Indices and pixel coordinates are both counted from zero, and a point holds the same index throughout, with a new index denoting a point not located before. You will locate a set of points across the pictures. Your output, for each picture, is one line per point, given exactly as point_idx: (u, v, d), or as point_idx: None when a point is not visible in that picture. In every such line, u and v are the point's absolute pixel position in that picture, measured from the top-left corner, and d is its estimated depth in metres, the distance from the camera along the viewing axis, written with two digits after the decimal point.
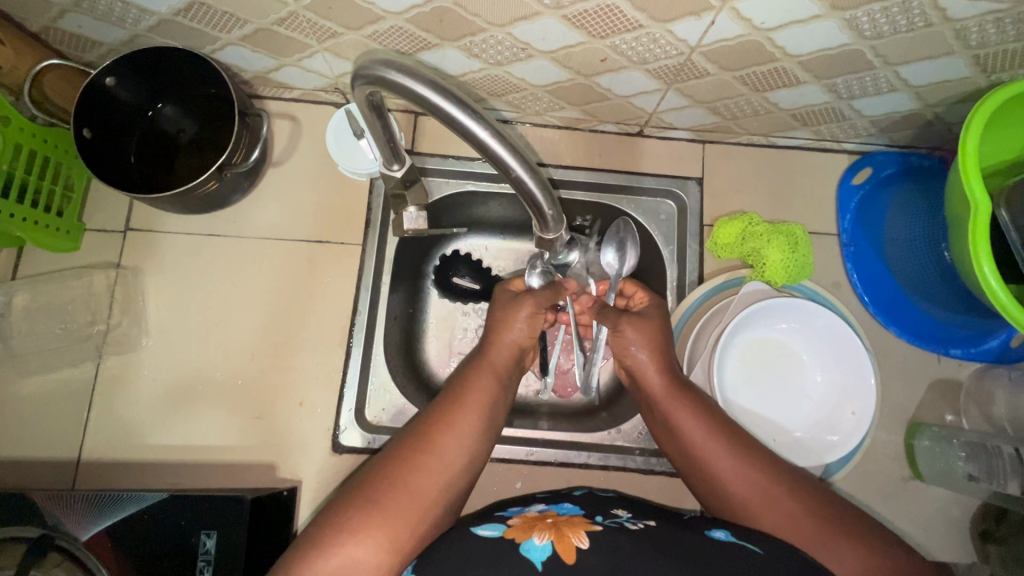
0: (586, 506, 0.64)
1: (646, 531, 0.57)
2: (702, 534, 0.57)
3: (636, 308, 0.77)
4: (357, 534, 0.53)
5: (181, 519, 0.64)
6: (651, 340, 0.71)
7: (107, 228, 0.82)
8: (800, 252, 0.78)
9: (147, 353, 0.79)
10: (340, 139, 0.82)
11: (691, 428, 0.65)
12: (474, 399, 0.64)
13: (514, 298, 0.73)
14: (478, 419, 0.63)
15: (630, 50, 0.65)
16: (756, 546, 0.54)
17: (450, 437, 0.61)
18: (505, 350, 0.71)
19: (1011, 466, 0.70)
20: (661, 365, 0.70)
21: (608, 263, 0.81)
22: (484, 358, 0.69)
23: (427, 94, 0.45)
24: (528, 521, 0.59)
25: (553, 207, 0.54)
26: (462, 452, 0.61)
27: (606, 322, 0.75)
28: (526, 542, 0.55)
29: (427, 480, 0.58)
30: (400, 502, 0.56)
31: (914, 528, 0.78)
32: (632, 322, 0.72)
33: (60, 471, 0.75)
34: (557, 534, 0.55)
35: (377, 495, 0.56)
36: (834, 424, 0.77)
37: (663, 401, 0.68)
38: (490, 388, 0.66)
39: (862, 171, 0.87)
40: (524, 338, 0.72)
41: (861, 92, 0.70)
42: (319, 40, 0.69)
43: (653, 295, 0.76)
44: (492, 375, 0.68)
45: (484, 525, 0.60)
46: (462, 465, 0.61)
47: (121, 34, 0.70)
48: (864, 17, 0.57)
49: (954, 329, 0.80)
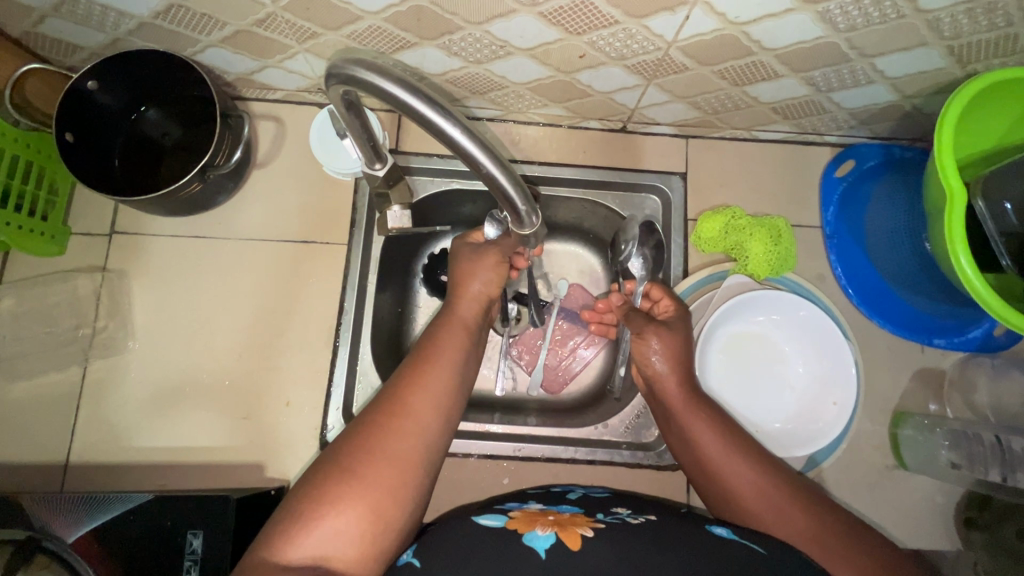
0: (585, 505, 0.65)
1: (650, 525, 0.58)
2: (703, 530, 0.57)
3: (659, 315, 0.77)
4: (339, 505, 0.53)
5: (166, 520, 0.64)
6: (672, 350, 0.72)
7: (92, 231, 0.82)
8: (783, 244, 0.79)
9: (134, 356, 0.79)
10: (324, 139, 0.82)
11: (704, 434, 0.66)
12: (443, 357, 0.65)
13: (477, 249, 0.74)
14: (448, 377, 0.64)
15: (608, 46, 0.65)
16: (758, 546, 0.54)
17: (422, 397, 0.61)
18: (472, 303, 0.72)
19: (991, 454, 0.73)
20: (674, 371, 0.71)
21: (633, 265, 0.83)
22: (453, 315, 0.71)
23: (396, 91, 0.45)
24: (529, 515, 0.60)
25: (526, 203, 0.54)
26: (436, 410, 0.61)
27: (632, 326, 0.75)
28: (530, 533, 0.55)
29: (402, 442, 0.58)
30: (377, 469, 0.56)
31: (898, 517, 0.79)
32: (658, 331, 0.73)
33: (49, 475, 0.75)
34: (559, 529, 0.56)
35: (353, 463, 0.55)
36: (815, 416, 0.78)
37: (683, 410, 0.69)
38: (461, 343, 0.68)
39: (845, 163, 0.87)
40: (491, 289, 0.73)
41: (839, 84, 0.71)
42: (299, 40, 0.69)
43: (680, 306, 0.76)
44: (463, 330, 0.69)
45: (487, 516, 0.61)
46: (437, 424, 0.61)
47: (102, 37, 0.70)
48: (837, 10, 0.57)
49: (937, 318, 0.80)
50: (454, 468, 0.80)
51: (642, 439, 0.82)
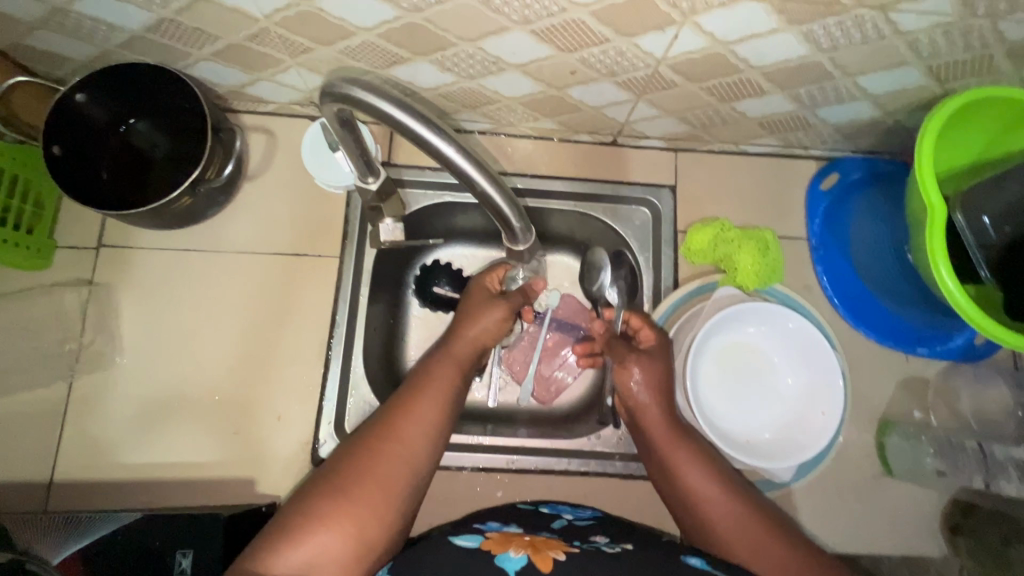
0: (563, 533, 0.65)
1: (626, 552, 0.58)
2: (678, 560, 0.57)
3: (642, 343, 0.76)
4: (330, 521, 0.55)
5: (155, 538, 0.63)
6: (654, 377, 0.72)
7: (80, 245, 0.81)
8: (771, 255, 0.80)
9: (122, 370, 0.78)
10: (316, 153, 0.83)
11: (685, 464, 0.67)
12: (438, 386, 0.66)
13: (477, 300, 0.74)
14: (440, 406, 0.65)
15: (599, 63, 0.66)
16: (726, 572, 0.56)
17: (412, 424, 0.62)
18: (467, 343, 0.71)
19: (974, 460, 0.75)
20: (655, 399, 0.71)
21: (610, 295, 0.86)
22: (446, 350, 0.70)
23: (391, 110, 0.45)
24: (505, 535, 0.60)
25: (520, 219, 0.55)
26: (426, 437, 0.62)
27: (613, 356, 0.75)
28: (501, 554, 0.56)
29: (391, 466, 0.59)
30: (367, 490, 0.57)
31: (885, 524, 0.80)
32: (639, 360, 0.73)
33: (32, 494, 0.74)
34: (533, 552, 0.56)
35: (346, 484, 0.57)
36: (804, 425, 0.79)
37: (663, 440, 0.69)
38: (453, 377, 0.68)
39: (830, 176, 0.88)
40: (489, 337, 0.72)
41: (823, 100, 0.73)
42: (292, 55, 0.69)
43: (659, 333, 0.76)
44: (456, 367, 0.69)
45: (463, 535, 0.61)
46: (427, 450, 0.62)
47: (91, 50, 0.70)
48: (821, 31, 0.59)
49: (919, 327, 0.82)
50: (448, 481, 0.79)
51: (634, 449, 0.82)
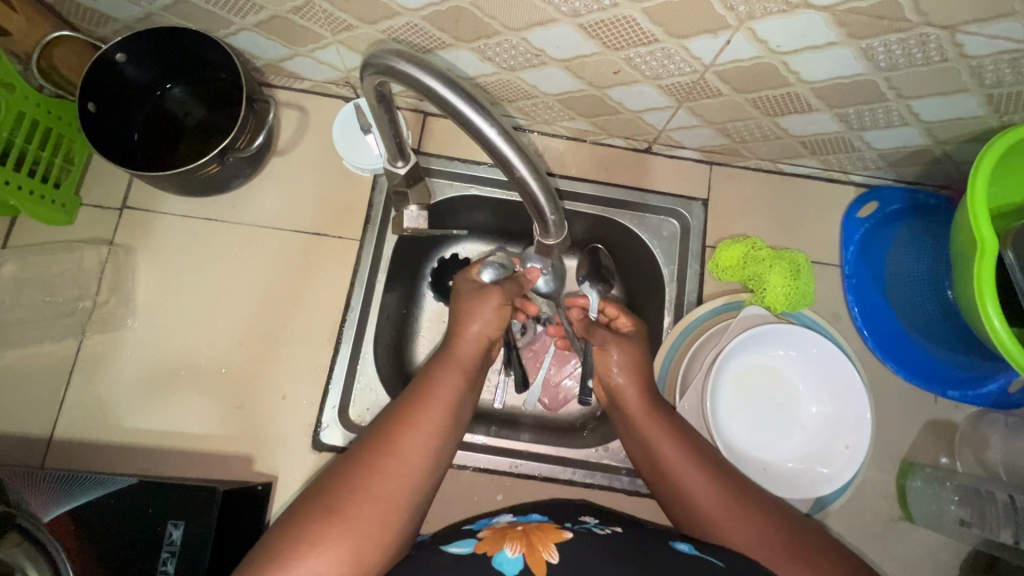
0: (554, 516, 0.64)
1: (615, 538, 0.57)
2: (666, 545, 0.56)
3: (618, 329, 0.74)
4: (319, 546, 0.51)
5: (148, 506, 0.62)
6: (634, 362, 0.70)
7: (104, 204, 0.80)
8: (802, 279, 0.77)
9: (132, 333, 0.77)
10: (346, 131, 0.82)
11: (665, 447, 0.64)
12: (440, 394, 0.63)
13: (477, 288, 0.71)
14: (442, 412, 0.61)
15: (644, 64, 0.64)
16: (719, 559, 0.54)
17: (414, 438, 0.59)
18: (472, 344, 0.68)
19: (1004, 513, 0.70)
20: (632, 382, 0.69)
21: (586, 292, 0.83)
22: (450, 354, 0.67)
23: (435, 86, 0.44)
24: (498, 532, 0.58)
25: (555, 212, 0.54)
26: (426, 449, 0.59)
27: (591, 339, 0.72)
28: (497, 554, 0.54)
29: (385, 482, 0.56)
30: (360, 509, 0.54)
31: (899, 570, 0.76)
32: (618, 343, 0.70)
33: (32, 449, 0.73)
34: (527, 543, 0.55)
35: (338, 501, 0.54)
36: (826, 456, 0.76)
37: (641, 420, 0.67)
38: (456, 384, 0.64)
39: (868, 204, 0.86)
40: (490, 330, 0.70)
41: (871, 123, 0.70)
42: (333, 31, 0.69)
43: (637, 319, 0.75)
44: (460, 372, 0.66)
45: (454, 543, 0.58)
46: (426, 465, 0.59)
47: (136, 11, 0.70)
48: (880, 47, 0.56)
49: (952, 369, 0.79)
50: (449, 479, 0.77)
51: None
